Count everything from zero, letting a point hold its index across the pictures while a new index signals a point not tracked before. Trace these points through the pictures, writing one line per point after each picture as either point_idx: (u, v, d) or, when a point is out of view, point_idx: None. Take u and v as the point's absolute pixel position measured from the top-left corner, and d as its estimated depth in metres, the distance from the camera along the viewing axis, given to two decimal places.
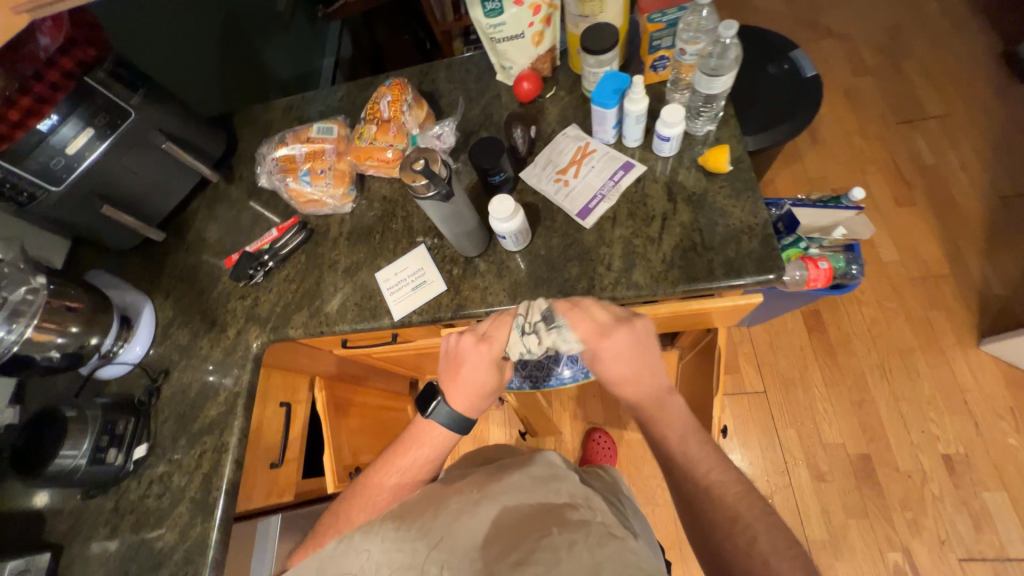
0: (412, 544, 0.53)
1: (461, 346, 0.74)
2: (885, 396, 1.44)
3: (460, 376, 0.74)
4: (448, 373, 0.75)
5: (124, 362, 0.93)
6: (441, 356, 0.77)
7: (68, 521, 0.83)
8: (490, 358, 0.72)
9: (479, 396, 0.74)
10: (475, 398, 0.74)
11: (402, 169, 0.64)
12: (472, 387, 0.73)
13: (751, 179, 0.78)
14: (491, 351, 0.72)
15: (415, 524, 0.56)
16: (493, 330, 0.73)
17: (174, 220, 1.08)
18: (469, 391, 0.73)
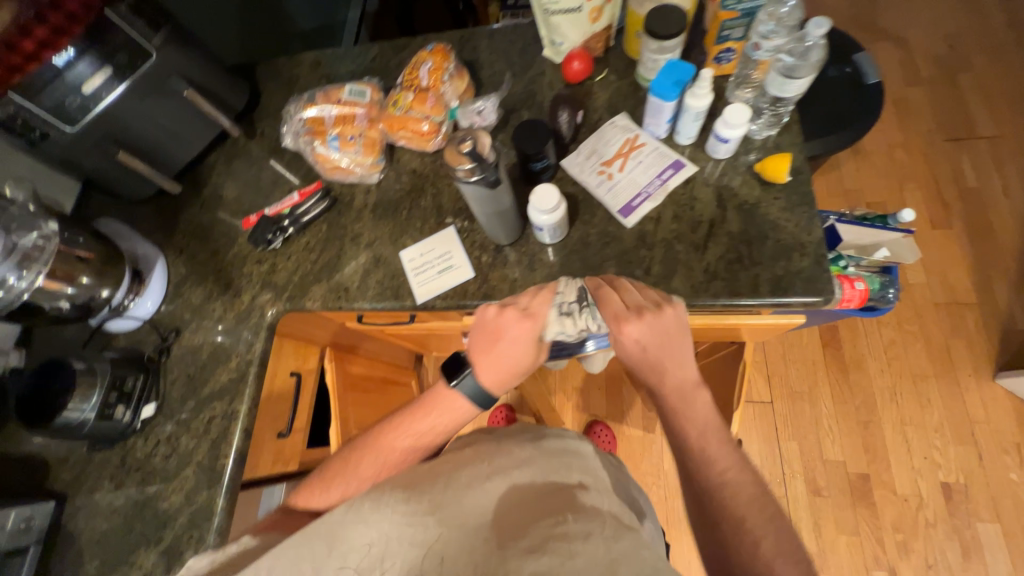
0: (423, 523, 0.49)
1: (497, 318, 0.68)
2: (892, 419, 1.42)
3: (494, 349, 0.69)
4: (478, 345, 0.69)
5: (135, 316, 0.90)
6: (473, 324, 0.70)
7: (73, 472, 0.82)
8: (530, 336, 0.67)
9: (510, 373, 0.69)
10: (505, 374, 0.70)
11: (448, 147, 0.61)
12: (505, 362, 0.68)
13: (810, 193, 0.73)
14: (532, 330, 0.67)
15: (422, 499, 0.52)
16: (537, 307, 0.67)
17: (190, 172, 1.03)
18: (501, 367, 0.69)
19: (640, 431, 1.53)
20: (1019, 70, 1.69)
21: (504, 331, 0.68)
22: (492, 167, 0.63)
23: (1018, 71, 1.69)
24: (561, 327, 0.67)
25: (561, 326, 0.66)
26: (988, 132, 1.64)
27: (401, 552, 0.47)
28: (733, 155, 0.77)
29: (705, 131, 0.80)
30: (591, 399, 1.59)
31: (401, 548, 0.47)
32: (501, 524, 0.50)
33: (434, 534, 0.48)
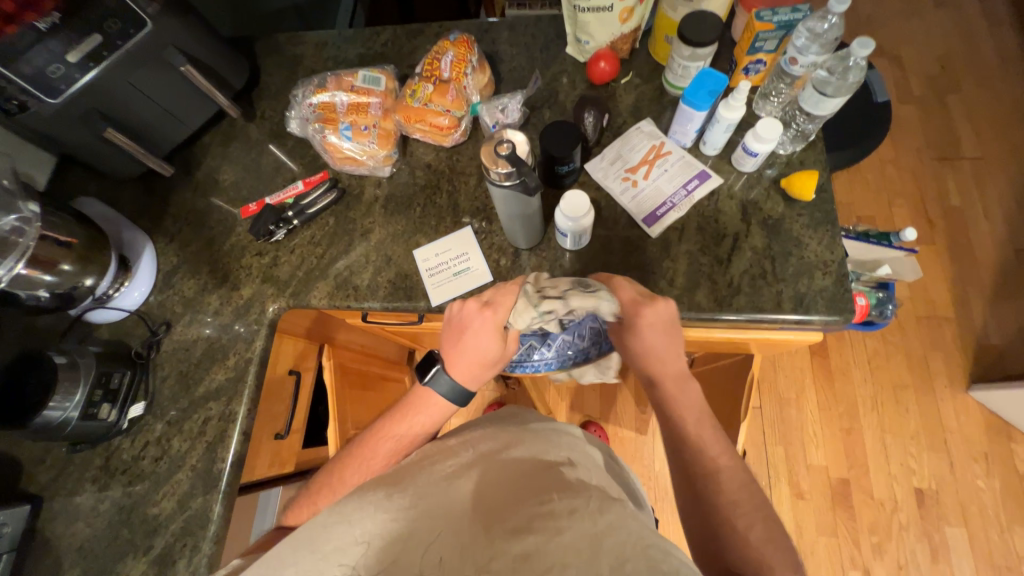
0: (403, 516, 0.45)
1: (464, 311, 0.67)
2: (873, 426, 1.45)
3: (463, 344, 0.68)
4: (449, 341, 0.69)
5: (120, 307, 0.84)
6: (444, 322, 0.70)
7: (50, 473, 0.76)
8: (494, 327, 0.66)
9: (482, 366, 0.68)
10: (477, 368, 0.68)
11: (485, 150, 0.59)
12: (473, 354, 0.67)
13: (832, 212, 0.73)
14: (495, 319, 0.65)
15: (403, 494, 0.48)
16: (498, 298, 0.66)
17: (182, 153, 0.96)
18: (470, 362, 0.67)
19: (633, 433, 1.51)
20: (1005, 92, 1.74)
21: (470, 324, 0.67)
22: (529, 170, 0.60)
23: (1003, 94, 1.74)
24: (533, 313, 0.65)
25: (533, 310, 0.65)
26: (973, 154, 1.67)
27: (382, 549, 0.42)
28: (757, 169, 0.77)
29: (731, 144, 0.80)
30: (584, 399, 1.55)
31: (383, 541, 0.43)
32: (487, 507, 0.45)
33: (415, 525, 0.44)
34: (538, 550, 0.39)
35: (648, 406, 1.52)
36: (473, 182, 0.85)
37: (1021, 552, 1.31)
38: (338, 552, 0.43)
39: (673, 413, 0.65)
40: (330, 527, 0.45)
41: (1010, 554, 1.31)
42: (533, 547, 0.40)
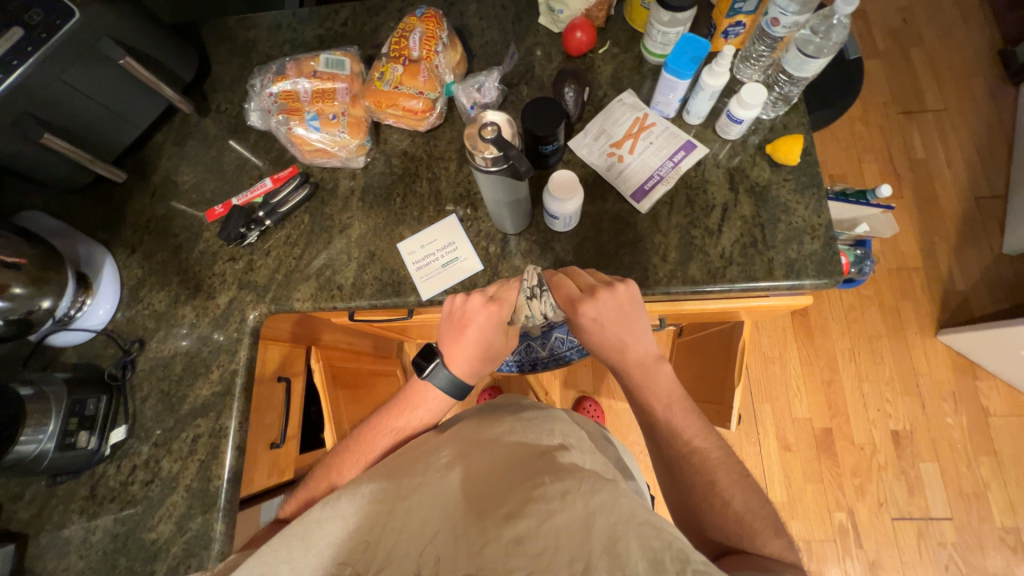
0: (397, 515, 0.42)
1: (467, 306, 0.65)
2: (851, 376, 1.51)
3: (465, 339, 0.65)
4: (450, 337, 0.66)
5: (85, 328, 0.78)
6: (444, 315, 0.67)
7: (31, 509, 0.72)
8: (499, 322, 0.65)
9: (484, 360, 0.67)
10: (479, 362, 0.68)
11: (469, 133, 0.56)
12: (476, 350, 0.66)
13: (817, 175, 0.74)
14: (500, 315, 0.64)
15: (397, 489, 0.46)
16: (503, 293, 0.65)
17: (133, 155, 0.89)
18: (473, 357, 0.66)
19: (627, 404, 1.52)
20: (962, 43, 1.77)
21: (474, 320, 0.65)
22: (518, 155, 0.56)
23: (963, 44, 1.77)
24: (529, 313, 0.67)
25: (528, 310, 0.66)
26: (936, 106, 1.71)
27: (376, 546, 0.40)
28: (741, 136, 0.77)
29: (714, 112, 0.78)
30: (577, 375, 1.55)
31: (376, 538, 0.41)
32: (481, 498, 0.43)
33: (406, 520, 0.42)
34: (530, 535, 0.38)
35: None
36: (454, 167, 0.81)
37: (987, 479, 1.41)
38: (330, 550, 0.41)
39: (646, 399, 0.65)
40: (319, 524, 0.43)
41: (978, 482, 1.41)
42: (524, 533, 0.38)
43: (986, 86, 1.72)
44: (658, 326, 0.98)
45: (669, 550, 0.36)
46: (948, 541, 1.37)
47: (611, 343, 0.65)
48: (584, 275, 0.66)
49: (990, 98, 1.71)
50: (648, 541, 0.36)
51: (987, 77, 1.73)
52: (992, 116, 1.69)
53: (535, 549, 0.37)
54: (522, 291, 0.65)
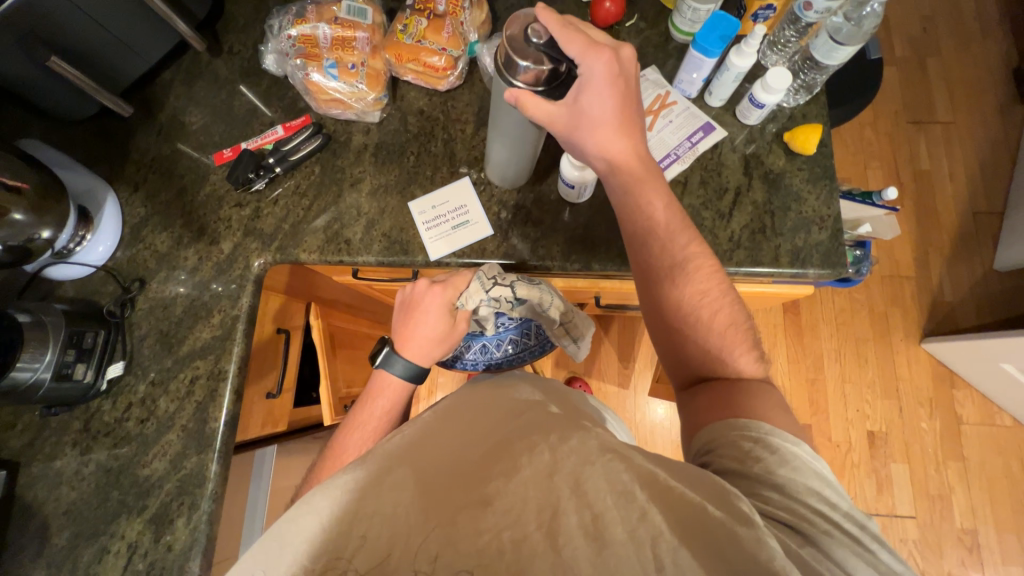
0: (371, 492, 0.40)
1: (418, 289, 0.73)
2: (835, 376, 1.55)
3: (415, 324, 0.72)
4: (403, 322, 0.74)
5: (84, 263, 0.77)
6: (397, 305, 0.75)
7: (23, 438, 0.72)
8: (444, 303, 0.71)
9: (433, 343, 0.72)
10: (429, 346, 0.72)
11: (515, 36, 0.52)
12: (428, 335, 0.72)
13: (831, 167, 0.74)
14: (444, 296, 0.71)
15: (369, 464, 0.43)
16: (448, 279, 0.72)
17: (140, 91, 0.86)
18: (421, 339, 0.72)
19: (615, 387, 1.54)
20: (978, 58, 1.77)
21: (422, 301, 0.72)
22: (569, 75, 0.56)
23: (977, 60, 1.77)
24: (484, 296, 0.71)
25: (484, 293, 0.70)
26: (945, 118, 1.72)
27: (351, 529, 0.37)
28: (760, 123, 0.77)
29: (736, 95, 0.78)
30: (569, 355, 1.56)
31: (352, 520, 0.38)
32: (452, 463, 0.43)
33: (382, 502, 0.39)
34: (498, 495, 0.39)
35: (630, 360, 1.55)
36: (470, 130, 0.80)
37: (953, 482, 1.46)
38: (307, 544, 0.37)
39: (631, 204, 0.60)
40: (294, 516, 0.39)
41: (944, 485, 1.46)
42: (493, 494, 0.39)
43: (997, 103, 1.73)
44: None
45: (633, 482, 0.39)
46: (910, 538, 1.43)
47: (608, 128, 0.58)
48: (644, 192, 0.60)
49: (998, 116, 1.72)
50: (613, 473, 0.40)
51: (999, 95, 1.74)
52: (998, 134, 1.70)
53: (503, 507, 0.38)
54: (477, 277, 0.70)
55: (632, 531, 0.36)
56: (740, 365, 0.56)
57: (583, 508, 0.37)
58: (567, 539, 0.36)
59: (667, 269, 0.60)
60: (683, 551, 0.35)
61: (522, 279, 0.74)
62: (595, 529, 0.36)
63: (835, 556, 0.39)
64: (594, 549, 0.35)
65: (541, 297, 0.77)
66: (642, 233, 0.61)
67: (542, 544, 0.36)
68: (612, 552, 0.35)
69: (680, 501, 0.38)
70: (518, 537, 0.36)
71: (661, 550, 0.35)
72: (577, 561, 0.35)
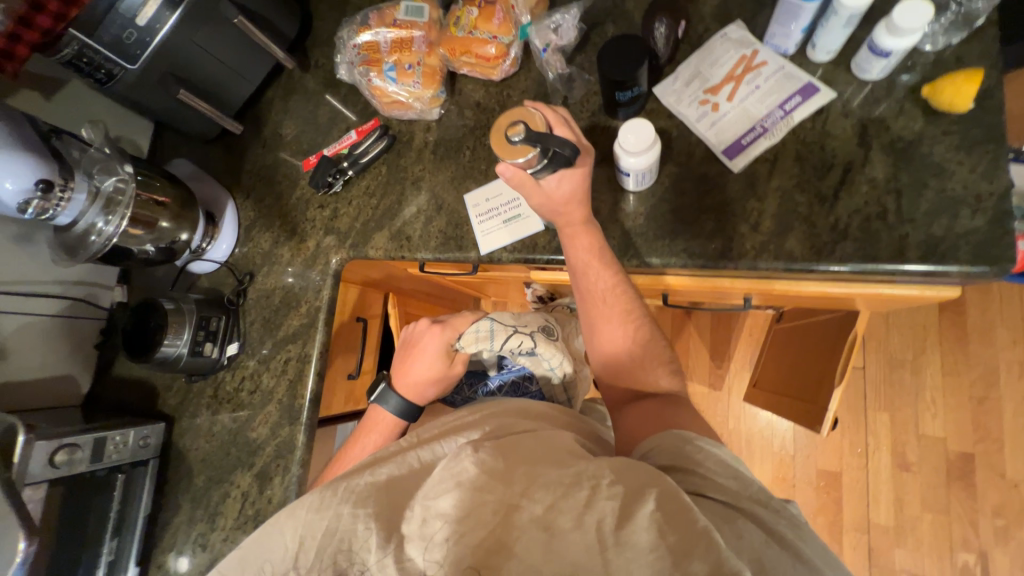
0: (335, 508, 0.44)
1: (419, 329, 0.80)
2: (1016, 397, 1.17)
3: (413, 362, 0.78)
4: (404, 359, 0.80)
5: (212, 259, 0.93)
6: (401, 342, 0.82)
7: (176, 398, 0.91)
8: (440, 344, 0.77)
9: (427, 381, 0.76)
10: (423, 384, 0.77)
11: (501, 144, 0.58)
12: (422, 370, 0.77)
13: (999, 127, 0.55)
14: (444, 336, 0.77)
15: (337, 482, 0.47)
16: (448, 319, 0.79)
17: (250, 110, 1.00)
18: (417, 376, 0.77)
19: (705, 387, 1.37)
20: None
21: (422, 339, 0.79)
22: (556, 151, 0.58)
23: None
24: (491, 344, 0.74)
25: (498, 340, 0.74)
26: None
27: (315, 543, 0.42)
28: (887, 75, 0.60)
29: (853, 43, 0.62)
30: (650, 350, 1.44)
31: (316, 537, 0.43)
32: (415, 471, 0.49)
33: (339, 522, 0.43)
34: (456, 501, 0.41)
35: (725, 360, 1.36)
36: None
37: None
38: (282, 554, 0.43)
39: (584, 247, 0.63)
40: (270, 531, 0.45)
41: None
42: (450, 499, 0.41)
43: None
44: (744, 306, 0.86)
45: (583, 474, 0.42)
46: None
47: (560, 201, 0.62)
48: (584, 232, 0.64)
49: None
50: (565, 469, 0.43)
51: None
52: None
53: (463, 510, 0.40)
54: (489, 322, 0.75)
55: (579, 518, 0.39)
56: (660, 380, 0.60)
57: (536, 501, 0.40)
58: (521, 532, 0.39)
59: (599, 314, 0.64)
60: (628, 528, 0.38)
61: (541, 333, 0.77)
62: (546, 521, 0.39)
63: (781, 534, 0.39)
64: (545, 539, 0.38)
65: (552, 356, 0.76)
66: (592, 254, 0.63)
67: (499, 536, 0.39)
68: (561, 540, 0.38)
69: (628, 485, 0.41)
70: (479, 540, 0.39)
71: (607, 531, 0.38)
72: (531, 553, 0.38)
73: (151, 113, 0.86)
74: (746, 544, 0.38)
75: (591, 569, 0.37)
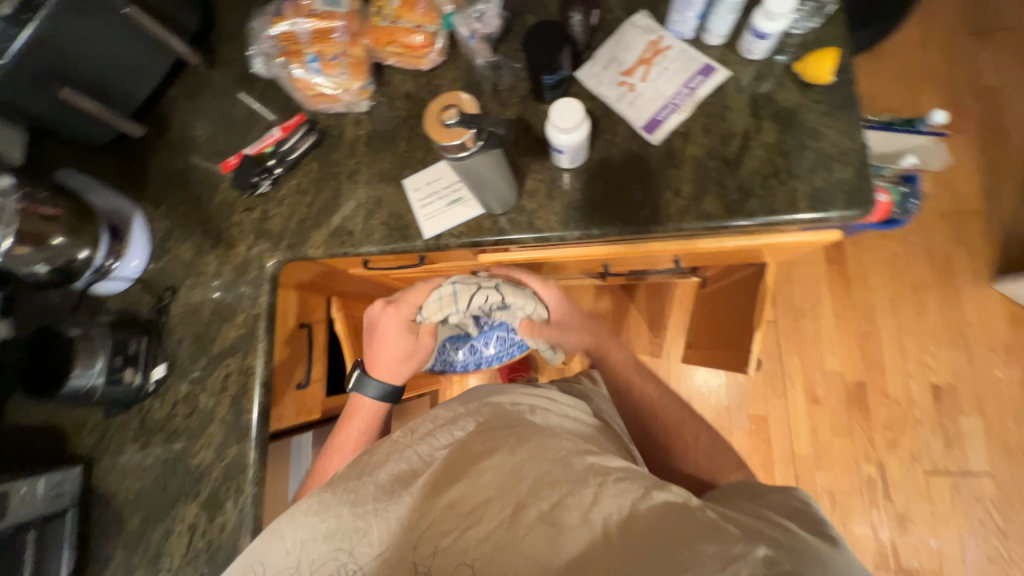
0: (336, 509, 0.44)
1: (376, 312, 0.81)
2: (890, 328, 1.40)
3: (382, 343, 0.80)
4: (371, 344, 0.81)
5: (122, 277, 0.83)
6: (364, 329, 0.83)
7: (93, 437, 0.81)
8: (401, 321, 0.80)
9: (399, 359, 0.79)
10: (396, 363, 0.79)
11: (431, 123, 0.56)
12: (393, 348, 0.79)
13: (853, 95, 0.67)
14: (402, 313, 0.79)
15: (332, 484, 0.47)
16: (402, 297, 0.80)
17: (150, 111, 0.91)
18: (389, 357, 0.79)
19: (648, 355, 1.48)
20: None
21: (381, 321, 0.80)
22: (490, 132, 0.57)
23: None
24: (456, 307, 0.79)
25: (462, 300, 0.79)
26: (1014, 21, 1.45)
27: (318, 545, 0.43)
28: (767, 56, 0.70)
29: (737, 28, 0.71)
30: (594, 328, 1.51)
31: (316, 540, 0.43)
32: (417, 466, 0.49)
33: (342, 524, 0.43)
34: (462, 499, 0.43)
35: (662, 329, 1.47)
36: None
37: None
38: (282, 561, 0.43)
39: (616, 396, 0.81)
40: (268, 538, 0.45)
41: None
42: (459, 498, 0.43)
43: None
44: (675, 269, 0.94)
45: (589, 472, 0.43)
46: (985, 496, 1.28)
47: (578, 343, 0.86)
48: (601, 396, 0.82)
49: None
50: (570, 468, 0.44)
51: None
52: None
53: (468, 508, 0.42)
54: (449, 284, 0.79)
55: (586, 516, 0.40)
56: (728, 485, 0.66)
57: (542, 500, 0.41)
58: (528, 529, 0.40)
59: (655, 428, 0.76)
60: (631, 520, 0.39)
61: (505, 283, 0.83)
62: (552, 517, 0.40)
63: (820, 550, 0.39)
64: (551, 535, 0.39)
65: (519, 302, 0.82)
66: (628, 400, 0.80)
67: (506, 535, 0.40)
68: (567, 535, 0.39)
69: (632, 485, 0.43)
70: (484, 535, 0.40)
71: (611, 527, 0.39)
72: (538, 549, 0.38)
73: (28, 117, 0.75)
74: (788, 545, 0.38)
75: (595, 560, 0.37)
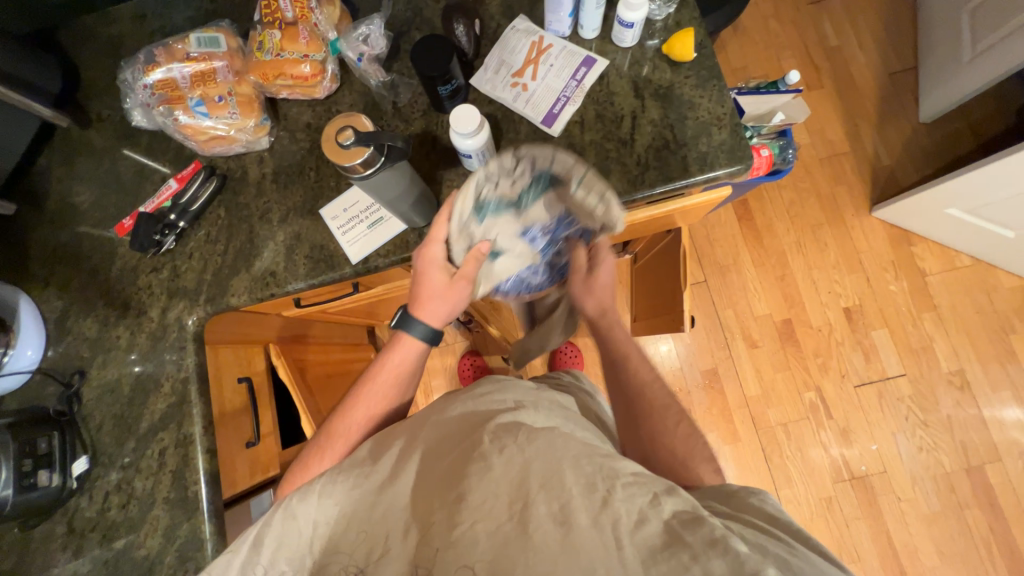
0: (350, 494, 0.49)
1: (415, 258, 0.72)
2: (801, 267, 1.56)
3: (422, 287, 0.71)
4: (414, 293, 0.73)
5: (17, 371, 0.73)
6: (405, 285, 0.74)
7: (12, 557, 0.71)
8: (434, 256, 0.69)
9: (441, 294, 0.70)
10: (441, 302, 0.71)
11: (328, 145, 0.55)
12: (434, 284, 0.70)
13: (715, 66, 0.75)
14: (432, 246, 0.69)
15: (343, 473, 0.51)
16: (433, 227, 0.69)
17: (19, 185, 0.82)
18: (431, 298, 0.71)
19: None
20: None
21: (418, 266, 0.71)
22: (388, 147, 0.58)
23: None
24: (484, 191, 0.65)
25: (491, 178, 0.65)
26: None
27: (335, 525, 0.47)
28: (638, 42, 0.77)
29: (607, 21, 0.78)
30: None
31: (335, 520, 0.48)
32: (431, 452, 0.50)
33: (358, 508, 0.47)
34: (468, 493, 0.42)
35: None
36: None
37: (932, 332, 1.49)
38: (298, 546, 0.47)
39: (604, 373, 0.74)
40: (280, 522, 0.48)
41: (924, 337, 1.49)
42: (466, 491, 0.42)
43: None
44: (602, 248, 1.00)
45: (601, 475, 0.42)
46: (904, 395, 1.46)
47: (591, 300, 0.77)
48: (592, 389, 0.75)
49: None
50: (581, 468, 0.43)
51: None
52: None
53: (476, 502, 0.42)
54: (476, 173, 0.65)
55: (596, 517, 0.39)
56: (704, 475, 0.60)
57: (551, 499, 0.41)
58: (537, 526, 0.39)
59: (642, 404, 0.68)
60: (640, 530, 0.39)
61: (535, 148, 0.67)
62: (562, 516, 0.40)
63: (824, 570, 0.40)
64: (560, 533, 0.39)
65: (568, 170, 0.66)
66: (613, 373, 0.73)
67: (514, 532, 0.39)
68: (576, 535, 0.38)
69: (642, 487, 0.42)
70: (492, 528, 0.40)
71: (622, 532, 0.38)
72: (548, 545, 0.38)
73: None
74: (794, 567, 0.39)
75: (607, 563, 0.37)
